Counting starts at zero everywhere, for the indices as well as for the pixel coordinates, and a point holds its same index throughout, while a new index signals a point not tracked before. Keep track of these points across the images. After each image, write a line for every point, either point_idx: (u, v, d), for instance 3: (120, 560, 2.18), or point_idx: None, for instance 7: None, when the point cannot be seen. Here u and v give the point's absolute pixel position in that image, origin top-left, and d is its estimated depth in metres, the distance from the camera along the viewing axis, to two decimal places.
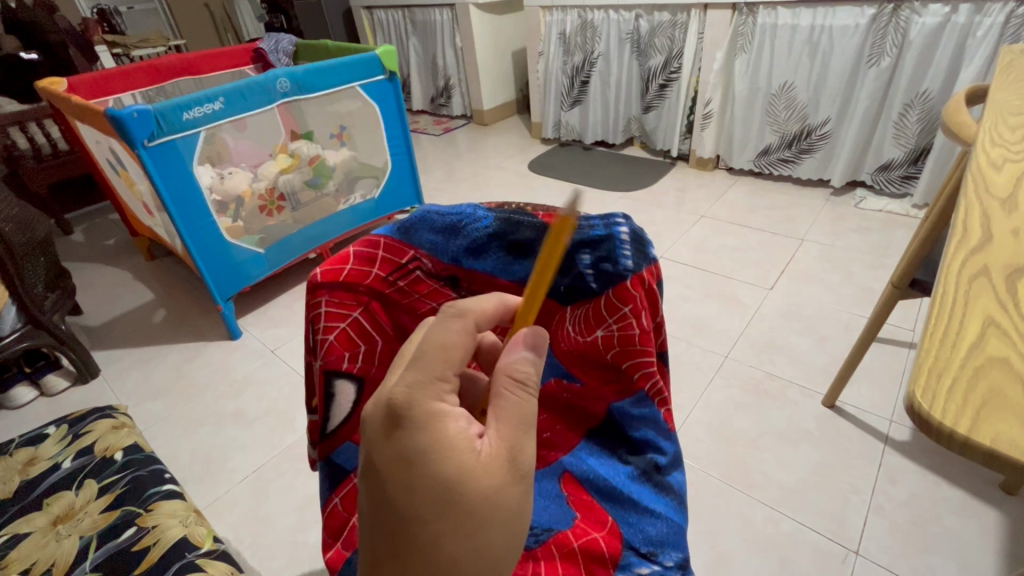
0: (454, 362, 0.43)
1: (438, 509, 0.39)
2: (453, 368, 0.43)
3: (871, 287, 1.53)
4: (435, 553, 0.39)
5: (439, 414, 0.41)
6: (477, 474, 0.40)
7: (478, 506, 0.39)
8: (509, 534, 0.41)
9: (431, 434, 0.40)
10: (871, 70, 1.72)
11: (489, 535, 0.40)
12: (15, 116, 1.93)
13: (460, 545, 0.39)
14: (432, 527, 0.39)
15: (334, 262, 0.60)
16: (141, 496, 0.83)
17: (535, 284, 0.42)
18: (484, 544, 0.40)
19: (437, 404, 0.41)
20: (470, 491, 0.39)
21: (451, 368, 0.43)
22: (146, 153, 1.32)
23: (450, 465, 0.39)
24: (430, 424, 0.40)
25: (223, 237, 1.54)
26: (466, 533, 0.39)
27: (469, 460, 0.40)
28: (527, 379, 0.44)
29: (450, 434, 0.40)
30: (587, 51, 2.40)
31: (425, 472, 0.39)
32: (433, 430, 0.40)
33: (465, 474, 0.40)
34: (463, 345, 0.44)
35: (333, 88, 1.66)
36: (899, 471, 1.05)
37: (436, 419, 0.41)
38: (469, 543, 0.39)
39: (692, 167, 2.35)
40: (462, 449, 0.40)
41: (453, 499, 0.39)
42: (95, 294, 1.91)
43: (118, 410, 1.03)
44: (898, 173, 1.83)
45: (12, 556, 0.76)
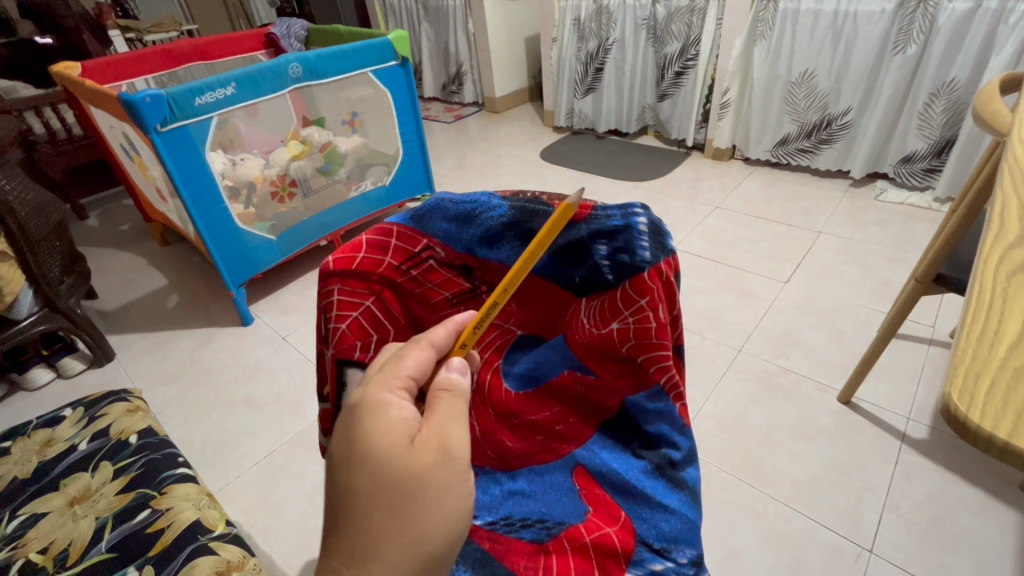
0: (406, 365, 0.48)
1: (370, 482, 0.43)
2: (407, 370, 0.48)
3: (890, 282, 1.50)
4: (368, 526, 0.42)
5: (383, 403, 0.46)
6: (407, 453, 0.43)
7: (406, 483, 0.42)
8: (441, 515, 0.43)
9: (372, 419, 0.45)
10: (896, 58, 1.67)
11: (421, 513, 0.42)
12: (28, 100, 1.93)
13: (392, 521, 0.42)
14: (366, 499, 0.43)
15: (347, 249, 0.59)
16: (155, 479, 0.84)
17: (520, 266, 0.44)
18: (412, 522, 0.42)
19: (384, 394, 0.47)
20: (397, 469, 0.43)
21: (404, 369, 0.48)
22: (159, 138, 1.32)
23: (386, 445, 0.44)
24: (373, 411, 0.46)
25: (234, 223, 1.55)
26: (396, 508, 0.42)
27: (398, 442, 0.44)
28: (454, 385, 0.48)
29: (389, 418, 0.45)
30: (602, 37, 2.35)
31: (362, 452, 0.44)
32: (374, 415, 0.45)
33: (395, 455, 0.43)
34: (419, 358, 0.49)
35: (344, 73, 1.64)
36: (915, 469, 1.03)
37: (378, 404, 0.46)
38: (394, 520, 0.42)
39: (707, 157, 2.31)
40: (397, 432, 0.44)
41: (384, 477, 0.43)
42: (110, 278, 1.93)
43: (133, 394, 1.05)
44: (921, 165, 1.79)
45: (31, 534, 0.78)
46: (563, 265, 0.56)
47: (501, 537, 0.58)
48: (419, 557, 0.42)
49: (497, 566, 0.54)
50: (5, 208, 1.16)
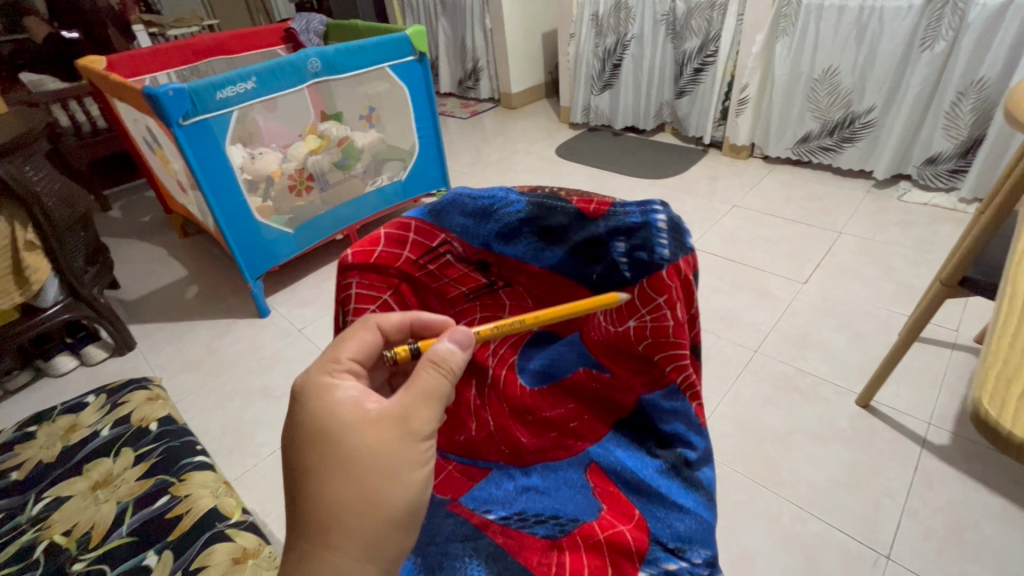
0: (348, 348, 0.53)
1: (326, 464, 0.47)
2: (348, 352, 0.53)
3: (912, 284, 1.46)
4: (325, 497, 0.47)
5: (330, 386, 0.50)
6: (358, 429, 0.48)
7: (361, 457, 0.47)
8: (396, 481, 0.48)
9: (321, 402, 0.50)
10: (923, 55, 1.63)
11: (374, 488, 0.47)
12: (55, 93, 1.97)
13: (349, 499, 0.46)
14: (322, 473, 0.47)
15: (365, 243, 0.59)
16: (175, 466, 0.86)
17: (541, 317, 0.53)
18: (367, 498, 0.47)
19: (329, 378, 0.51)
20: (350, 443, 0.47)
21: (343, 352, 0.53)
22: (180, 131, 1.35)
23: (340, 428, 0.48)
24: (321, 393, 0.50)
25: (252, 216, 1.57)
26: (351, 486, 0.46)
27: (350, 417, 0.48)
28: (444, 360, 0.50)
29: (344, 399, 0.50)
30: (620, 33, 2.32)
31: (318, 436, 0.48)
32: (324, 398, 0.50)
33: (347, 431, 0.48)
34: (361, 340, 0.54)
35: (362, 68, 1.65)
36: (936, 475, 1.01)
37: (325, 388, 0.50)
38: (349, 490, 0.46)
39: (725, 154, 2.28)
40: (349, 411, 0.49)
41: (338, 452, 0.47)
42: (132, 268, 1.97)
43: (154, 382, 1.07)
44: (946, 166, 1.74)
45: (55, 517, 0.80)
46: (581, 262, 0.57)
47: (515, 532, 0.56)
48: (379, 520, 0.47)
49: (510, 561, 0.53)
50: (31, 198, 1.19)
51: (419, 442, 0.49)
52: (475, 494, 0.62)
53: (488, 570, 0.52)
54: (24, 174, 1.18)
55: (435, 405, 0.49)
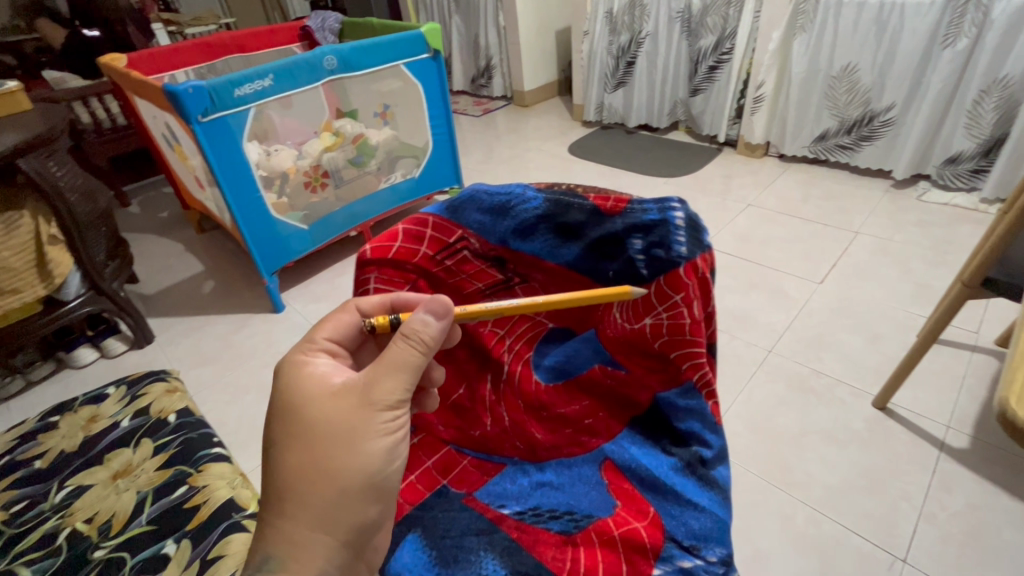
0: (323, 330, 0.56)
1: (286, 432, 0.49)
2: (325, 335, 0.56)
3: (931, 285, 1.44)
4: (284, 466, 0.48)
5: (302, 363, 0.53)
6: (320, 401, 0.49)
7: (319, 428, 0.48)
8: (353, 452, 0.48)
9: (291, 377, 0.52)
10: (945, 52, 1.60)
11: (332, 456, 0.48)
12: (77, 91, 2.01)
13: (306, 466, 0.47)
14: (283, 444, 0.48)
15: (384, 239, 0.60)
16: (192, 457, 0.88)
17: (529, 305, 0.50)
18: (324, 466, 0.48)
19: (304, 356, 0.54)
20: (312, 414, 0.49)
21: (320, 334, 0.56)
22: (199, 127, 1.37)
23: (304, 399, 0.50)
24: (294, 369, 0.52)
25: (269, 212, 1.59)
26: (308, 454, 0.48)
27: (315, 391, 0.50)
28: (413, 333, 0.49)
29: (312, 373, 0.52)
30: (634, 30, 2.31)
31: (282, 406, 0.50)
32: (295, 373, 0.52)
33: (309, 403, 0.49)
34: (338, 323, 0.57)
35: (377, 66, 1.66)
36: (954, 480, 1.00)
37: (297, 365, 0.53)
38: (306, 460, 0.47)
39: (740, 153, 2.26)
40: (315, 385, 0.51)
41: (300, 423, 0.49)
42: (150, 263, 2.01)
43: (172, 375, 1.09)
44: (967, 166, 1.71)
45: (77, 505, 0.82)
46: (598, 258, 0.57)
47: (529, 527, 0.56)
48: (335, 490, 0.48)
49: (524, 555, 0.53)
50: (55, 194, 1.21)
51: (378, 414, 0.49)
52: (490, 489, 0.62)
53: (503, 564, 0.52)
54: (49, 170, 1.20)
55: (396, 377, 0.49)
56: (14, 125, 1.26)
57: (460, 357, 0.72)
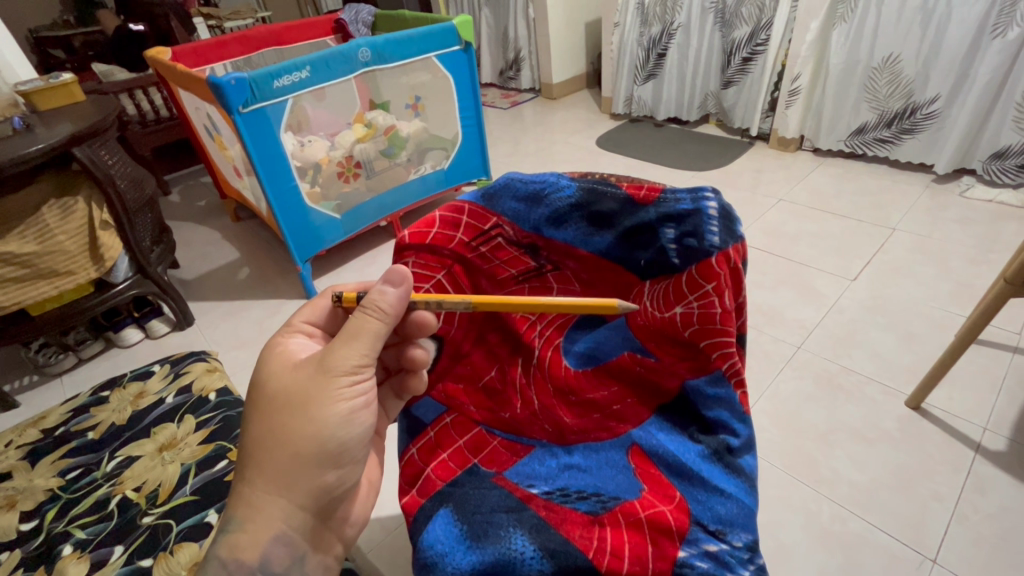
0: (301, 314, 0.66)
1: (253, 407, 0.58)
2: (304, 319, 0.66)
3: (972, 284, 1.40)
4: (249, 435, 0.57)
5: (277, 345, 0.63)
6: (282, 376, 0.58)
7: (279, 400, 0.57)
8: (305, 418, 0.56)
9: (265, 357, 0.61)
10: (995, 41, 1.54)
11: (289, 423, 0.56)
12: (124, 83, 2.09)
13: (269, 432, 0.56)
14: (249, 416, 0.57)
15: (422, 225, 0.63)
16: (232, 433, 0.92)
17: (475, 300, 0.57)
18: (278, 434, 0.55)
19: (282, 338, 0.64)
20: (275, 386, 0.58)
21: (299, 319, 0.66)
22: (240, 118, 1.41)
23: (272, 375, 0.59)
24: (270, 351, 0.62)
25: (303, 202, 1.63)
26: (270, 422, 0.56)
27: (281, 368, 0.59)
28: (372, 304, 0.57)
29: (284, 353, 0.62)
30: (666, 22, 2.27)
31: (254, 383, 0.59)
32: (269, 355, 0.62)
33: (273, 378, 0.59)
34: (316, 308, 0.67)
35: (410, 58, 1.68)
36: (989, 482, 0.98)
37: (274, 347, 0.62)
38: (264, 430, 0.56)
39: (773, 147, 2.21)
40: (282, 365, 0.60)
41: (264, 397, 0.58)
42: (190, 250, 2.09)
43: (211, 355, 1.14)
44: (1014, 161, 1.64)
45: (127, 474, 0.87)
46: (630, 248, 0.59)
47: (557, 507, 0.57)
48: (287, 454, 0.55)
49: (551, 532, 0.54)
50: (107, 180, 1.28)
51: (330, 382, 0.57)
52: (519, 469, 0.64)
53: (532, 540, 0.53)
54: (101, 159, 1.27)
55: (347, 347, 0.57)
56: (69, 115, 1.33)
57: (492, 341, 0.72)
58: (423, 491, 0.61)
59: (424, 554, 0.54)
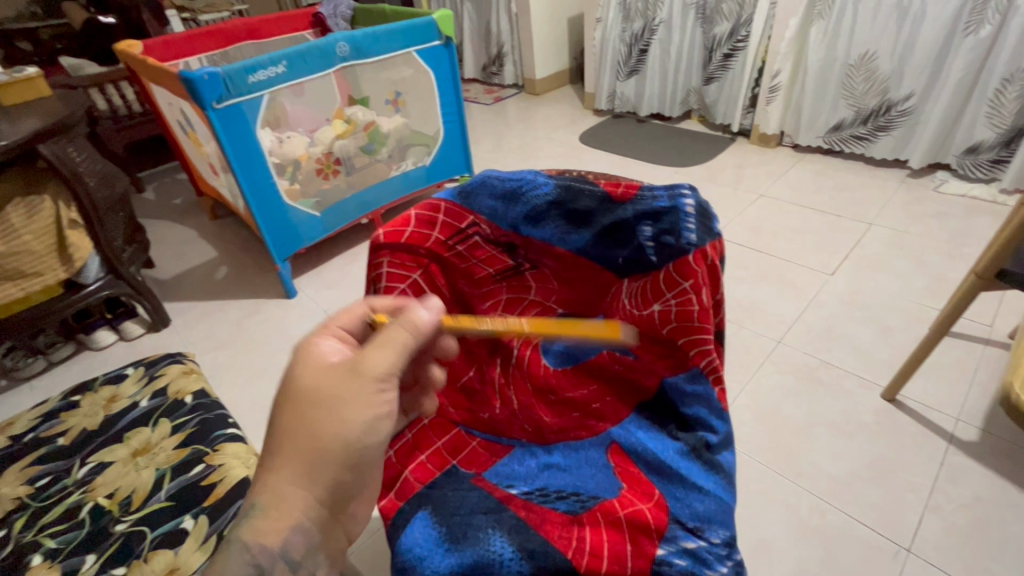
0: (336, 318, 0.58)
1: (283, 399, 0.51)
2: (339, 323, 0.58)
3: (946, 278, 1.43)
4: (276, 427, 0.50)
5: (311, 341, 0.55)
6: (317, 371, 0.52)
7: (310, 395, 0.50)
8: (337, 418, 0.50)
9: (299, 351, 0.54)
10: (968, 39, 1.56)
11: (319, 420, 0.49)
12: (93, 78, 2.03)
13: (296, 427, 0.49)
14: (279, 406, 0.51)
15: (396, 224, 0.62)
16: (209, 437, 0.90)
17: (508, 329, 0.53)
18: (306, 430, 0.49)
19: (314, 335, 0.56)
20: (306, 381, 0.51)
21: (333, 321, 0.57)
22: (214, 114, 1.38)
23: (305, 369, 0.52)
24: (303, 346, 0.55)
25: (281, 199, 1.60)
26: (300, 416, 0.49)
27: (315, 364, 0.53)
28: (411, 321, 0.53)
29: (315, 352, 0.54)
30: (648, 17, 2.27)
31: (285, 374, 0.52)
32: (303, 349, 0.54)
33: (308, 374, 0.52)
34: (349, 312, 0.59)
35: (390, 53, 1.66)
36: (963, 472, 1.00)
37: (308, 343, 0.55)
38: (291, 424, 0.49)
39: (754, 143, 2.23)
40: (316, 359, 0.53)
41: (296, 389, 0.51)
42: (166, 249, 2.04)
43: (188, 357, 1.12)
44: (987, 156, 1.68)
45: (99, 480, 0.85)
46: (608, 245, 0.59)
47: (536, 507, 0.57)
48: (313, 451, 0.49)
49: (531, 533, 0.53)
50: (74, 178, 1.24)
51: (365, 387, 0.51)
52: (499, 469, 0.63)
53: (511, 541, 0.52)
54: (70, 157, 1.23)
55: (386, 354, 0.51)
56: (34, 110, 1.28)
57: (472, 342, 0.75)
58: (401, 495, 0.60)
59: (402, 558, 0.53)
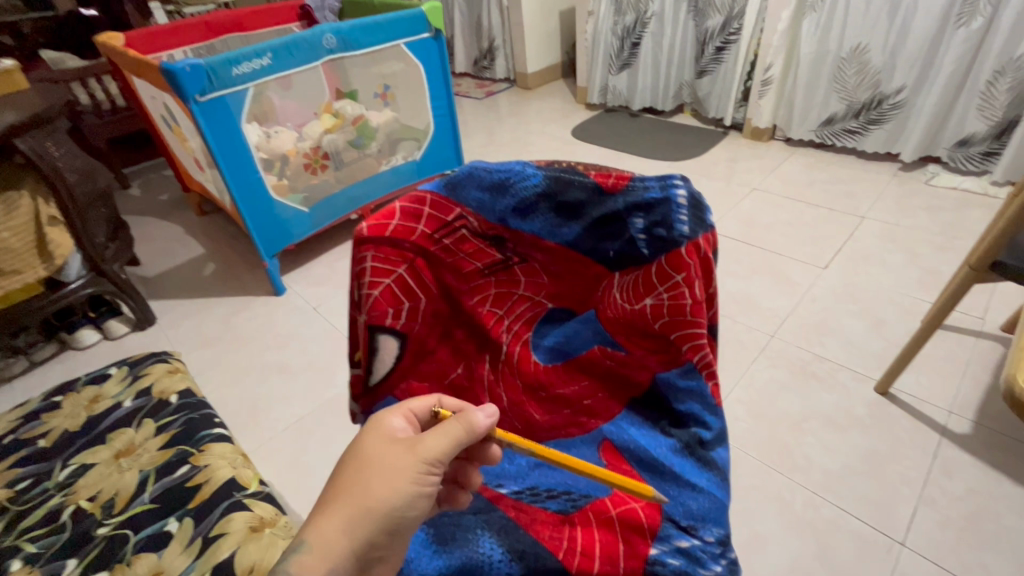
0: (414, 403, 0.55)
1: (349, 459, 0.48)
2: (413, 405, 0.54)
3: (938, 271, 1.43)
4: (335, 480, 0.47)
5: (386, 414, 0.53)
6: (383, 441, 0.49)
7: (371, 459, 0.47)
8: (384, 487, 0.46)
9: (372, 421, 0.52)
10: (959, 31, 1.56)
11: (372, 480, 0.46)
12: (75, 71, 1.99)
13: (353, 483, 0.46)
14: (343, 462, 0.48)
15: (381, 216, 0.60)
16: (194, 437, 0.88)
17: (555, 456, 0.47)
18: (358, 491, 0.45)
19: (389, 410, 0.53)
20: (371, 448, 0.48)
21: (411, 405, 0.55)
22: (197, 107, 1.35)
23: (374, 436, 0.50)
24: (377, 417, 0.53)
25: (268, 194, 1.57)
26: (357, 473, 0.47)
27: (381, 434, 0.50)
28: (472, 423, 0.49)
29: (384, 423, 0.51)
30: (640, 10, 2.25)
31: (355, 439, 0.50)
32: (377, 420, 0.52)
33: (372, 442, 0.49)
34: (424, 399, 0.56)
35: (379, 45, 1.63)
36: (956, 465, 1.00)
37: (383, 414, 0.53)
38: (348, 481, 0.46)
39: (746, 137, 2.22)
40: (384, 429, 0.50)
41: (363, 452, 0.48)
42: (152, 246, 2.00)
43: (173, 356, 1.09)
44: (978, 149, 1.68)
45: (81, 483, 0.82)
46: (598, 238, 0.57)
47: (527, 507, 0.55)
48: (355, 511, 0.45)
49: (521, 533, 0.52)
50: (54, 173, 1.20)
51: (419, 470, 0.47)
52: (489, 468, 0.63)
53: (500, 543, 0.51)
54: (48, 151, 1.19)
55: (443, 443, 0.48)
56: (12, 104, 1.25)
57: (459, 338, 0.71)
58: None
59: None
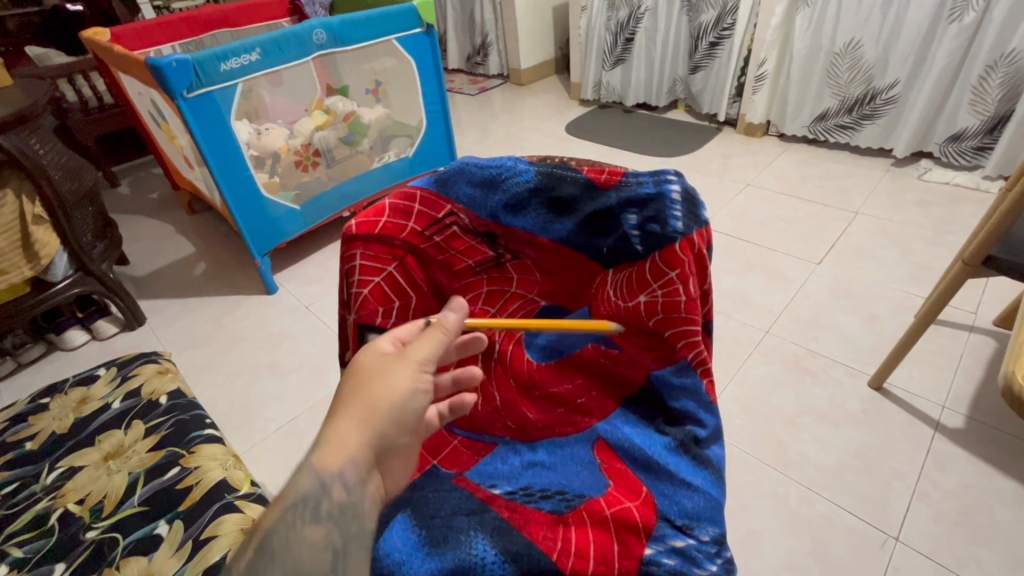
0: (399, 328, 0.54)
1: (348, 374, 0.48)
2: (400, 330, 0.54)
3: (930, 265, 1.43)
4: (340, 394, 0.47)
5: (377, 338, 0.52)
6: (379, 354, 0.49)
7: (369, 367, 0.48)
8: (392, 389, 0.46)
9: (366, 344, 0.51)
10: (951, 26, 1.56)
11: (376, 384, 0.46)
12: (61, 68, 1.96)
13: (357, 388, 0.46)
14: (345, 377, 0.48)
15: (370, 214, 0.59)
16: (184, 439, 0.87)
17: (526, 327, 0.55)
18: (364, 394, 0.45)
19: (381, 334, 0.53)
20: (367, 358, 0.48)
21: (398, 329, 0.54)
22: (184, 103, 1.33)
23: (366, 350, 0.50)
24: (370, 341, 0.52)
25: (259, 192, 1.55)
26: (359, 380, 0.47)
27: (375, 349, 0.50)
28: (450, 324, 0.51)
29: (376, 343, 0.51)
30: (633, 5, 2.24)
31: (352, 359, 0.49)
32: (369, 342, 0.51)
33: (367, 355, 0.49)
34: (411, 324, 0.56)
35: (370, 40, 1.61)
36: (949, 459, 1.00)
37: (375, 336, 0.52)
38: (354, 387, 0.46)
39: (740, 133, 2.22)
40: (377, 345, 0.50)
41: (361, 365, 0.48)
42: (141, 245, 1.98)
43: (163, 356, 1.08)
44: (970, 144, 1.69)
45: (69, 486, 0.81)
46: (591, 235, 0.56)
47: (520, 507, 0.55)
48: (367, 412, 0.45)
49: (515, 534, 0.51)
50: (38, 171, 1.18)
51: (420, 371, 0.48)
52: (481, 469, 0.62)
53: (493, 544, 0.50)
54: (31, 148, 1.17)
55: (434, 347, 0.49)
56: None
57: None
58: None
59: (380, 564, 0.51)
